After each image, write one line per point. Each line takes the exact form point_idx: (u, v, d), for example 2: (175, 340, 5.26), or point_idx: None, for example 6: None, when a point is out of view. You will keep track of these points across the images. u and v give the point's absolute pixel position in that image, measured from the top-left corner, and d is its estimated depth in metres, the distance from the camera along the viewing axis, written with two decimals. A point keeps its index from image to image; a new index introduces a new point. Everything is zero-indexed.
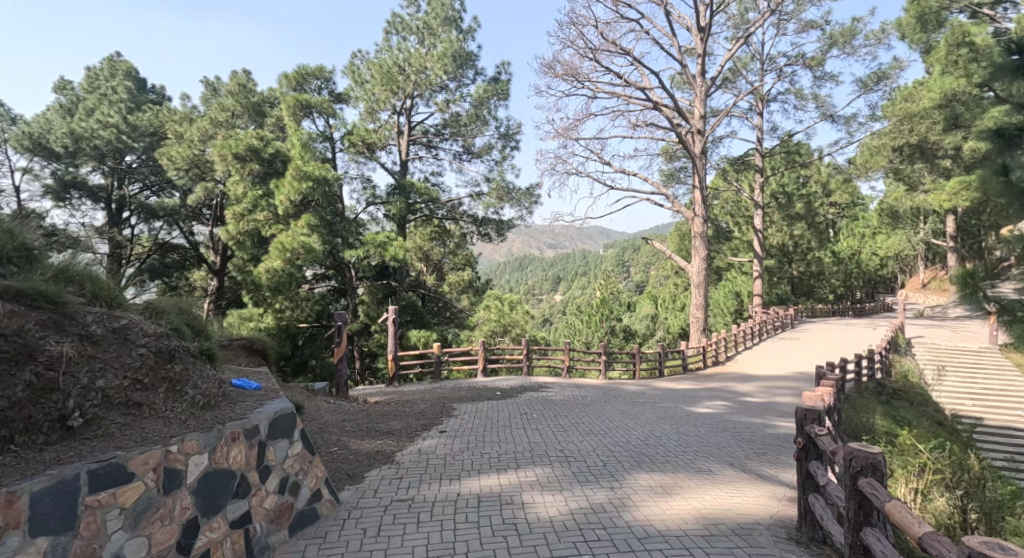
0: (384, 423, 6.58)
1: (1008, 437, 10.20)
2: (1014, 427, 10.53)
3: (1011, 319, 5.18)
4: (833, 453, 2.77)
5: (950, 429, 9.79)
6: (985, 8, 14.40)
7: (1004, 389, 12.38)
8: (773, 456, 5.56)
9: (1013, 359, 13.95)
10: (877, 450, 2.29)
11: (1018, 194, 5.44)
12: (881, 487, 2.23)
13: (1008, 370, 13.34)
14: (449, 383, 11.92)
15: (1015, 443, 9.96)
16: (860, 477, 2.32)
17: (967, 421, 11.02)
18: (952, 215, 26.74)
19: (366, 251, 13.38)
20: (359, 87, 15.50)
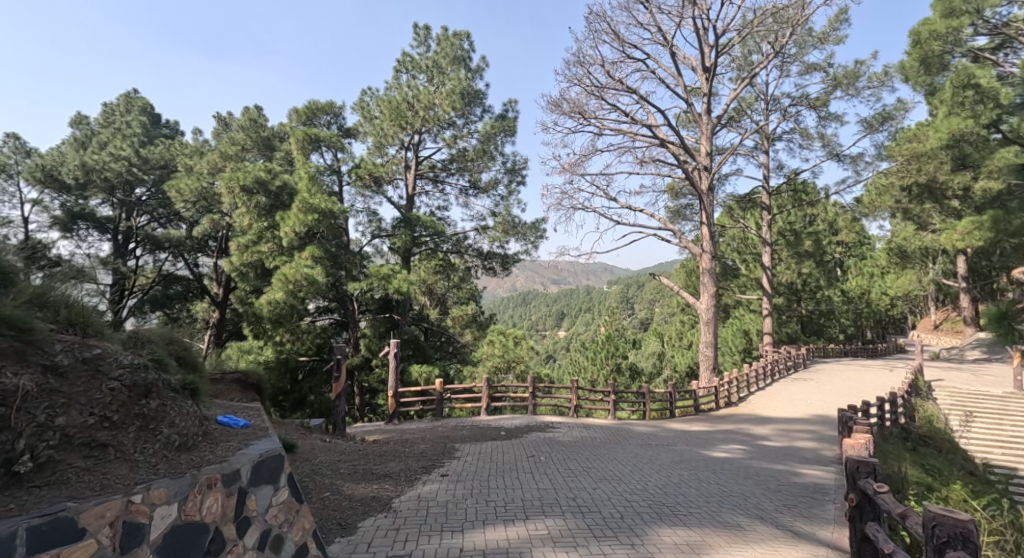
0: (382, 465, 6.15)
1: None
2: None
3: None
4: (903, 518, 2.39)
5: (981, 480, 9.22)
6: (988, 52, 14.25)
7: None
8: (805, 510, 5.18)
9: None
10: (966, 516, 2.02)
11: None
12: None
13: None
14: (451, 421, 11.42)
15: None
16: (950, 549, 2.03)
17: (999, 471, 10.42)
18: (963, 255, 26.35)
19: (369, 283, 13.09)
20: (368, 122, 15.57)
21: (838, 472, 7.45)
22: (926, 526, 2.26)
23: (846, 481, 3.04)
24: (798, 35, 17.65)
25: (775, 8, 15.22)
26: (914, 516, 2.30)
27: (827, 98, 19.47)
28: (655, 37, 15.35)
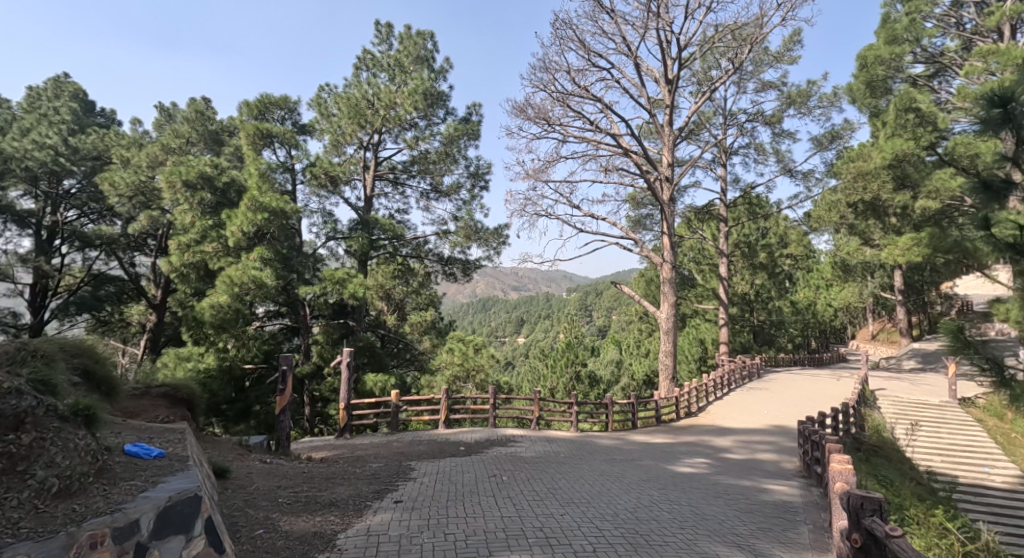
0: (327, 491, 5.51)
1: (979, 495, 10.03)
2: (986, 487, 10.35)
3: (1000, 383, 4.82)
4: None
5: (928, 490, 9.38)
6: (924, 79, 14.87)
7: (970, 445, 12.26)
8: (781, 534, 5.00)
9: (974, 415, 13.95)
10: None
11: (1007, 249, 5.01)
12: None
13: (972, 427, 13.23)
14: (407, 435, 10.82)
15: (986, 502, 9.76)
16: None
17: (941, 478, 10.73)
18: (903, 270, 27.45)
19: (323, 288, 12.23)
20: (325, 119, 14.72)
21: (802, 487, 7.35)
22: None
23: (849, 519, 3.37)
24: (755, 53, 17.94)
25: (734, 25, 15.38)
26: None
27: (781, 115, 19.93)
28: (619, 48, 15.27)
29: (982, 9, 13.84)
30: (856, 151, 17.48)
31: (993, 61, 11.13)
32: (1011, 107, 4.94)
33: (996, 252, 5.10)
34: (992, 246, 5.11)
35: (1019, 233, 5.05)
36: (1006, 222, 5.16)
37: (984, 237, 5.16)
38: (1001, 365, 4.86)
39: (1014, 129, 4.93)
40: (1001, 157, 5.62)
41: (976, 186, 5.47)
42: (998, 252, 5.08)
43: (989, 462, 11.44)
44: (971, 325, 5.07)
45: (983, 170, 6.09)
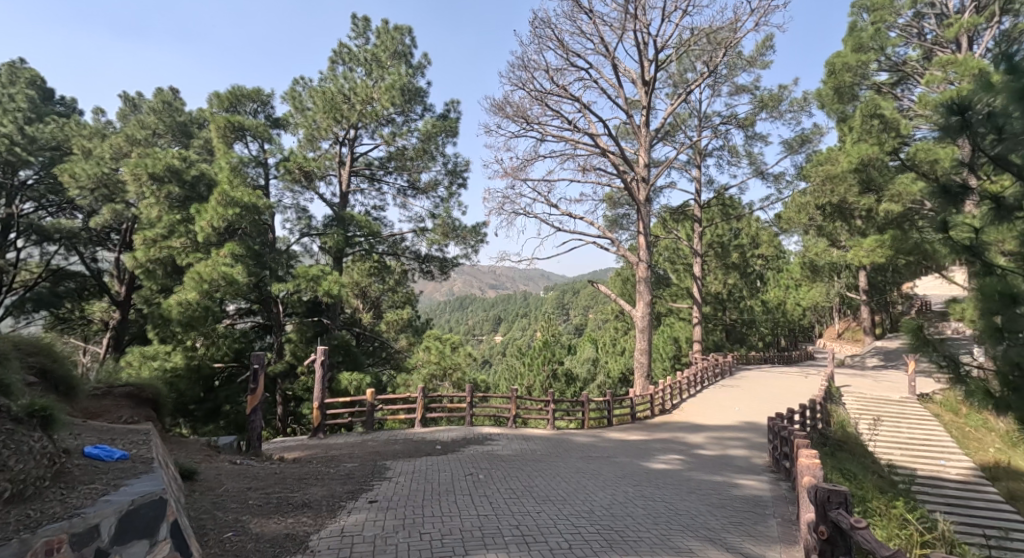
0: (300, 492, 5.41)
1: (936, 487, 10.42)
2: (943, 479, 10.76)
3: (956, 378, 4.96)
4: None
5: (889, 483, 9.69)
6: (888, 86, 15.34)
7: (928, 438, 12.72)
8: (751, 527, 5.09)
9: (933, 411, 14.48)
10: None
11: (964, 251, 5.17)
12: None
13: (930, 421, 13.72)
14: (382, 434, 10.70)
15: (942, 494, 10.15)
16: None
17: (902, 471, 11.11)
18: (869, 271, 28.30)
19: (296, 285, 11.98)
20: (299, 113, 14.45)
21: (771, 482, 7.50)
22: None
23: (817, 512, 3.44)
24: (730, 57, 18.24)
25: (710, 29, 15.60)
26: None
27: (754, 119, 20.32)
28: (597, 48, 15.36)
29: (942, 20, 14.35)
30: (825, 155, 17.94)
31: (953, 70, 11.55)
32: (968, 114, 5.11)
33: (954, 254, 5.23)
34: (950, 248, 5.24)
35: (976, 236, 5.21)
36: (963, 226, 5.30)
37: (942, 239, 5.28)
38: (957, 362, 5.00)
39: (971, 135, 5.09)
40: (959, 163, 5.75)
41: (935, 191, 5.47)
42: (956, 253, 5.22)
43: (947, 455, 11.89)
44: (931, 325, 5.24)
45: (941, 176, 6.29)
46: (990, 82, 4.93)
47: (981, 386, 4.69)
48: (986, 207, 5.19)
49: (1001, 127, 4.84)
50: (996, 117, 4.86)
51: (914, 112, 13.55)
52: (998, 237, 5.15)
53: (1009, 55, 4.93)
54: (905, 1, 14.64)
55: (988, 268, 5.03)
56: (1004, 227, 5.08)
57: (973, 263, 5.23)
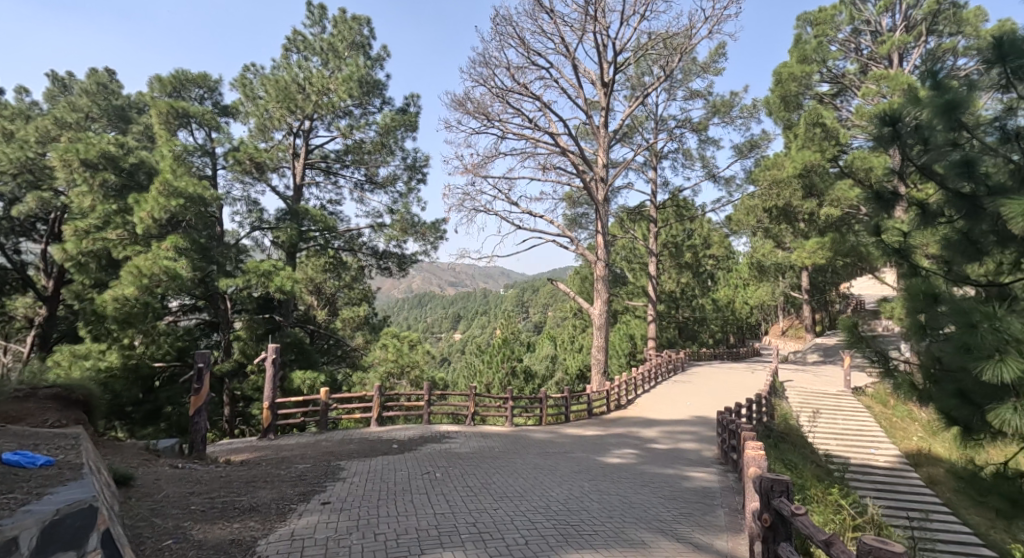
0: (247, 495, 5.19)
1: (868, 475, 11.03)
2: (874, 467, 11.40)
3: (886, 373, 5.25)
4: (828, 546, 2.74)
5: (826, 471, 10.19)
6: (829, 97, 16.04)
7: (861, 429, 13.45)
8: (701, 518, 5.23)
9: (866, 403, 15.33)
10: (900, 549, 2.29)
11: (895, 254, 5.29)
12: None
13: (863, 413, 14.52)
14: (335, 434, 10.43)
15: (874, 481, 10.76)
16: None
17: (838, 460, 11.70)
18: (811, 272, 29.67)
19: (246, 280, 11.49)
20: (249, 101, 13.90)
21: (720, 473, 7.74)
22: (852, 554, 2.59)
23: (761, 500, 3.56)
24: (685, 62, 18.69)
25: (666, 34, 15.93)
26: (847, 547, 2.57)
27: (707, 123, 20.92)
28: (558, 48, 15.44)
29: (877, 36, 15.19)
30: (771, 159, 18.68)
31: (885, 85, 12.25)
32: (899, 126, 5.35)
33: (884, 256, 5.37)
34: (882, 251, 5.38)
35: (904, 239, 5.41)
36: (893, 230, 5.50)
37: (875, 242, 5.42)
38: (887, 357, 5.27)
39: (901, 146, 5.35)
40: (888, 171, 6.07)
41: (869, 197, 5.79)
42: (886, 256, 5.36)
43: (878, 444, 12.60)
44: (864, 321, 5.46)
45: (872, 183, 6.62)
46: (917, 97, 5.24)
47: (907, 379, 4.95)
48: (913, 213, 5.56)
49: (927, 139, 5.17)
50: (922, 129, 5.18)
51: (853, 122, 14.25)
52: (922, 241, 5.44)
53: (933, 73, 5.29)
54: (845, 16, 15.40)
55: (915, 269, 5.22)
56: (929, 231, 5.41)
57: (901, 265, 5.42)
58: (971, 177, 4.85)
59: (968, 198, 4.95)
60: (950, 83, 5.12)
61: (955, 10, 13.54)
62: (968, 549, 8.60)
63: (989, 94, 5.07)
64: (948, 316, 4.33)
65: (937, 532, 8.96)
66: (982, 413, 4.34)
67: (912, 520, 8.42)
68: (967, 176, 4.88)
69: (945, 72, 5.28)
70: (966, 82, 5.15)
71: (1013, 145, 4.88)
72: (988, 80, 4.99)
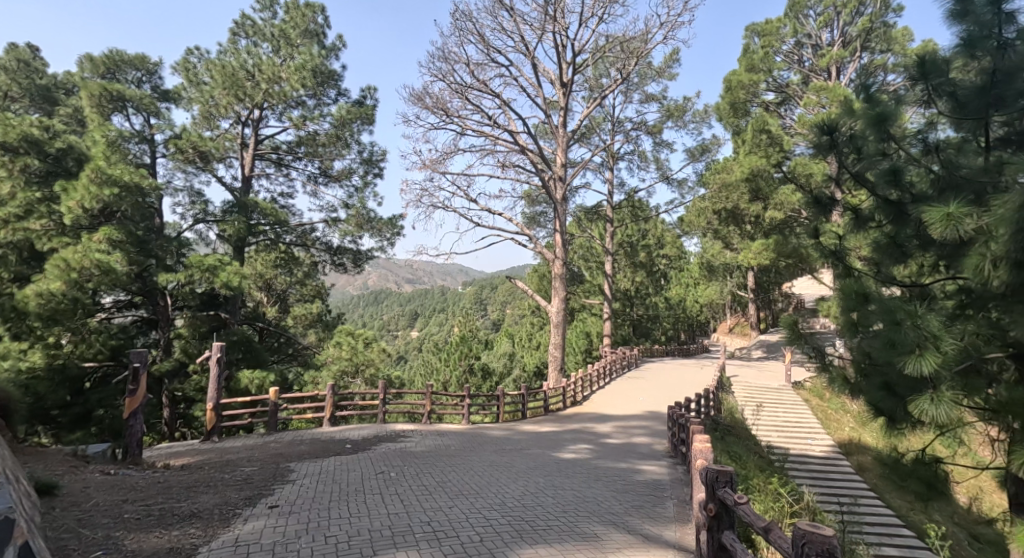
0: (187, 501, 4.94)
1: (806, 464, 11.60)
2: (812, 456, 11.99)
3: (822, 367, 5.51)
4: (767, 532, 2.85)
5: (767, 461, 10.64)
6: (775, 105, 16.70)
7: (800, 421, 14.11)
8: (650, 510, 5.34)
9: (806, 396, 16.09)
10: (831, 534, 2.40)
11: (829, 255, 5.63)
12: None
13: (801, 405, 15.24)
14: (284, 435, 10.11)
15: (812, 470, 11.31)
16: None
17: (778, 450, 12.24)
18: (756, 272, 30.92)
19: (189, 275, 10.96)
20: (193, 87, 13.24)
21: (670, 466, 7.95)
22: (788, 538, 2.71)
23: (706, 491, 3.66)
24: (641, 66, 19.05)
25: (624, 37, 16.20)
26: (783, 534, 2.67)
27: (662, 127, 21.42)
28: (518, 46, 15.43)
29: (817, 50, 15.94)
30: (721, 163, 19.29)
31: (825, 96, 12.85)
32: (835, 135, 5.57)
33: (822, 258, 5.69)
34: (820, 252, 5.70)
35: (839, 241, 5.72)
36: (829, 233, 5.82)
37: (814, 244, 5.70)
38: (822, 352, 5.53)
39: (837, 154, 5.59)
40: (826, 177, 6.32)
41: (809, 202, 6.04)
42: (824, 257, 5.71)
43: (814, 435, 13.26)
44: (804, 318, 5.67)
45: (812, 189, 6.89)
46: (852, 108, 5.55)
47: (841, 374, 5.23)
48: (848, 217, 5.82)
49: (860, 148, 5.42)
50: (856, 139, 5.44)
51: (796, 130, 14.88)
52: (855, 244, 5.74)
53: (866, 87, 5.63)
54: (789, 29, 16.06)
55: (849, 270, 5.48)
56: (861, 235, 5.69)
57: (836, 266, 5.74)
58: (897, 185, 5.17)
59: (894, 204, 5.26)
60: (881, 97, 5.46)
61: (886, 29, 14.43)
62: (890, 530, 9.18)
63: (914, 108, 5.48)
64: (877, 315, 4.55)
65: (864, 515, 9.53)
66: (905, 404, 4.57)
67: (842, 504, 8.91)
68: (894, 183, 5.21)
69: (877, 86, 5.62)
70: (894, 96, 5.53)
71: (934, 156, 5.26)
72: (913, 96, 5.40)
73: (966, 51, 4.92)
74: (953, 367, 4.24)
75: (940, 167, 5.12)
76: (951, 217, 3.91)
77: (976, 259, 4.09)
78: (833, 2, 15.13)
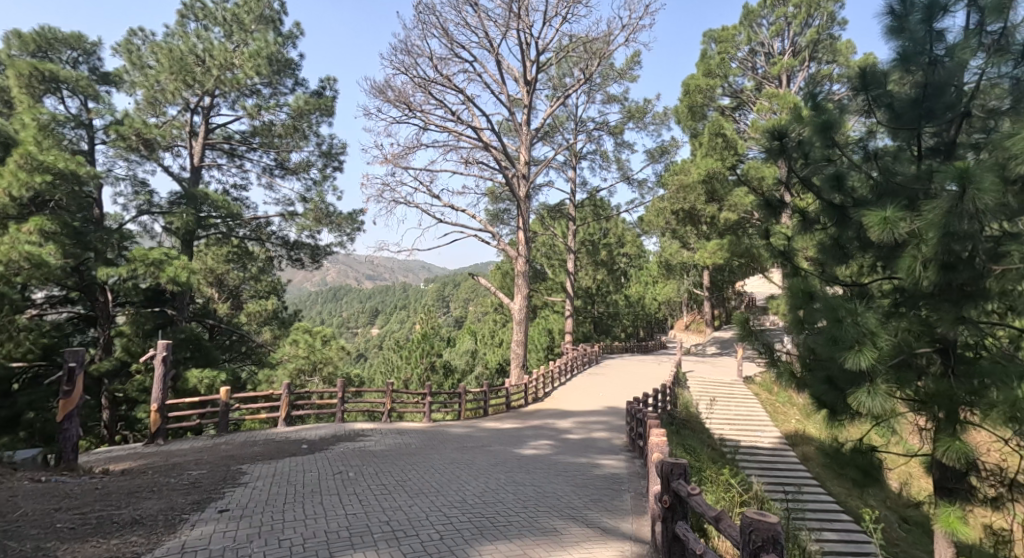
0: (128, 508, 4.71)
1: (756, 456, 12.04)
2: (762, 448, 12.47)
3: (771, 362, 5.71)
4: (717, 521, 2.95)
5: (720, 453, 10.99)
6: (730, 110, 17.21)
7: (751, 414, 14.62)
8: (608, 503, 5.44)
9: (757, 391, 16.69)
10: (776, 522, 2.51)
11: (778, 255, 5.86)
12: None
13: (752, 399, 15.81)
14: (236, 436, 9.80)
15: (762, 461, 11.74)
16: (763, 551, 2.50)
17: (731, 442, 12.66)
18: (711, 271, 31.85)
19: (131, 269, 10.43)
20: (136, 70, 12.57)
21: (628, 460, 8.11)
22: (737, 527, 2.80)
23: (662, 483, 3.74)
24: (604, 66, 19.29)
25: (587, 37, 16.34)
26: (732, 523, 2.78)
27: (622, 127, 21.75)
28: (482, 42, 15.34)
29: (770, 58, 16.52)
30: (679, 165, 19.73)
31: (776, 102, 13.33)
32: (784, 140, 5.79)
33: (772, 258, 5.91)
34: (770, 252, 5.92)
35: (788, 242, 5.93)
36: (779, 234, 6.04)
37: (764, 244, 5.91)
38: (771, 348, 5.73)
39: (786, 159, 5.80)
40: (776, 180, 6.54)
41: (760, 204, 6.26)
42: (773, 257, 5.93)
43: (764, 428, 13.77)
44: (755, 316, 5.85)
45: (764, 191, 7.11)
46: (800, 115, 5.78)
47: (788, 369, 5.45)
48: (796, 220, 5.97)
49: (807, 154, 5.68)
50: (804, 144, 5.68)
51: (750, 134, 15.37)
52: (802, 245, 5.91)
53: (814, 95, 5.87)
54: (743, 37, 16.57)
55: (796, 270, 5.70)
56: (807, 237, 5.86)
57: (784, 266, 5.96)
58: (840, 190, 5.39)
59: (838, 208, 5.47)
60: (826, 105, 5.69)
61: (832, 41, 15.12)
62: (831, 516, 9.65)
63: (857, 118, 5.75)
64: (821, 312, 4.75)
65: (809, 503, 9.98)
66: (845, 397, 4.81)
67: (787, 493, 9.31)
68: (838, 188, 5.44)
69: (823, 95, 5.86)
70: (838, 105, 5.80)
71: (873, 163, 5.50)
72: (856, 105, 5.67)
73: (903, 65, 5.22)
74: (887, 361, 4.51)
75: (878, 174, 5.36)
76: (888, 220, 4.14)
77: (908, 261, 4.33)
78: (784, 12, 15.69)
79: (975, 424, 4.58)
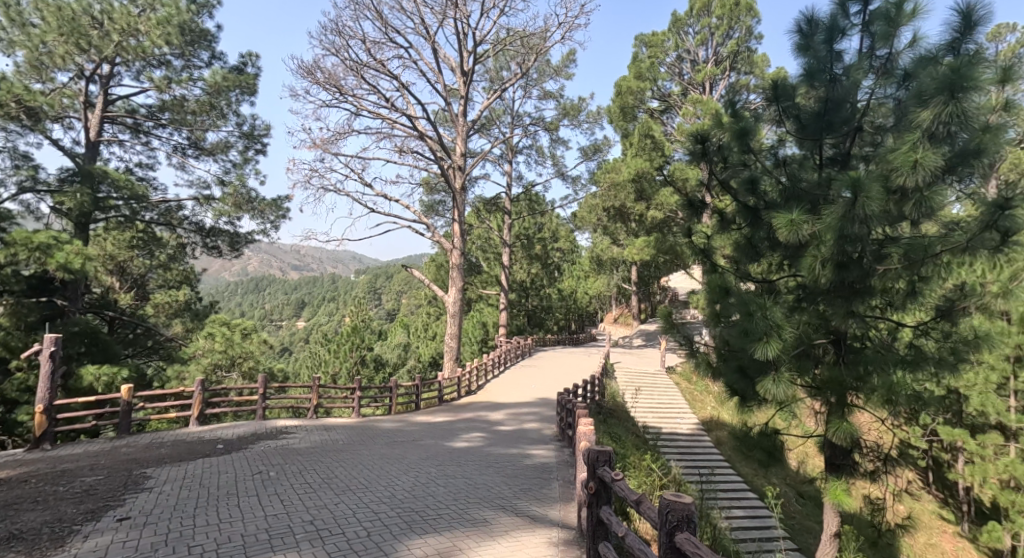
0: (9, 523, 4.28)
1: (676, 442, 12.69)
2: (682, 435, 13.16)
3: (690, 354, 6.02)
4: (638, 504, 3.09)
5: (642, 441, 11.48)
6: (659, 112, 17.86)
7: (672, 403, 15.37)
8: (537, 492, 5.56)
9: (678, 381, 17.55)
10: (690, 502, 2.67)
11: (699, 252, 6.18)
12: (695, 540, 2.57)
13: (673, 389, 16.62)
14: (141, 437, 9.09)
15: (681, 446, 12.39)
16: (678, 530, 2.66)
17: (654, 430, 13.24)
18: (639, 267, 33.08)
19: (10, 254, 9.38)
20: (15, 27, 11.17)
21: (557, 449, 8.31)
22: (655, 508, 2.96)
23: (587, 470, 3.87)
24: (540, 62, 19.45)
25: (524, 33, 16.37)
26: (652, 505, 2.92)
27: (557, 124, 22.06)
28: (416, 29, 15.02)
29: (695, 65, 17.30)
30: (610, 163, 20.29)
31: (700, 107, 13.96)
32: (706, 145, 6.14)
33: (693, 255, 6.23)
34: (692, 250, 6.23)
35: (708, 240, 6.24)
36: (700, 233, 6.35)
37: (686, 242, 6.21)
38: (691, 341, 6.04)
39: (707, 162, 6.14)
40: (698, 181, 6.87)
41: (683, 204, 6.56)
42: (694, 255, 6.24)
43: (684, 415, 14.53)
44: (677, 309, 6.14)
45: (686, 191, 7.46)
46: (720, 121, 6.11)
47: (705, 359, 5.79)
48: (715, 219, 6.36)
49: (726, 158, 6.02)
50: (723, 149, 6.03)
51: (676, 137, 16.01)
52: (720, 244, 6.29)
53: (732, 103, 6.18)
54: (671, 43, 17.29)
55: (714, 267, 6.04)
56: (725, 236, 6.26)
57: (704, 263, 6.29)
58: (754, 193, 5.78)
59: (751, 210, 5.85)
60: (744, 113, 6.03)
61: (750, 54, 16.10)
62: (741, 495, 10.37)
63: (770, 126, 6.15)
64: (735, 307, 5.08)
65: (723, 485, 10.68)
66: (754, 385, 5.17)
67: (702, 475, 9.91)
68: (752, 191, 5.83)
69: (741, 103, 6.21)
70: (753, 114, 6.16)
71: (782, 169, 5.91)
72: (769, 115, 6.06)
73: (807, 80, 5.70)
74: (790, 352, 4.91)
75: (786, 179, 5.77)
76: (794, 222, 4.51)
77: (810, 260, 4.71)
78: (708, 22, 16.47)
79: (860, 407, 5.09)
